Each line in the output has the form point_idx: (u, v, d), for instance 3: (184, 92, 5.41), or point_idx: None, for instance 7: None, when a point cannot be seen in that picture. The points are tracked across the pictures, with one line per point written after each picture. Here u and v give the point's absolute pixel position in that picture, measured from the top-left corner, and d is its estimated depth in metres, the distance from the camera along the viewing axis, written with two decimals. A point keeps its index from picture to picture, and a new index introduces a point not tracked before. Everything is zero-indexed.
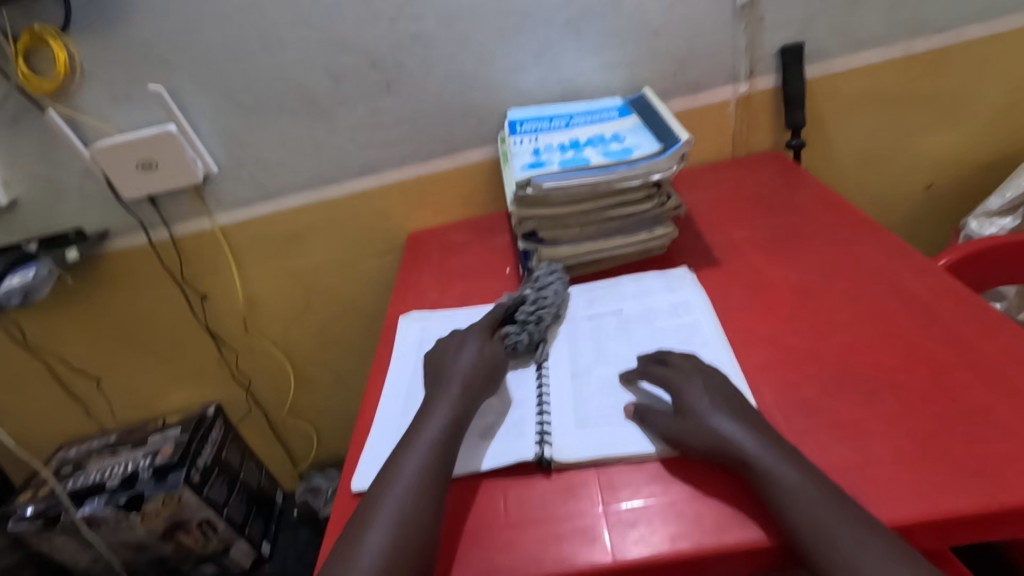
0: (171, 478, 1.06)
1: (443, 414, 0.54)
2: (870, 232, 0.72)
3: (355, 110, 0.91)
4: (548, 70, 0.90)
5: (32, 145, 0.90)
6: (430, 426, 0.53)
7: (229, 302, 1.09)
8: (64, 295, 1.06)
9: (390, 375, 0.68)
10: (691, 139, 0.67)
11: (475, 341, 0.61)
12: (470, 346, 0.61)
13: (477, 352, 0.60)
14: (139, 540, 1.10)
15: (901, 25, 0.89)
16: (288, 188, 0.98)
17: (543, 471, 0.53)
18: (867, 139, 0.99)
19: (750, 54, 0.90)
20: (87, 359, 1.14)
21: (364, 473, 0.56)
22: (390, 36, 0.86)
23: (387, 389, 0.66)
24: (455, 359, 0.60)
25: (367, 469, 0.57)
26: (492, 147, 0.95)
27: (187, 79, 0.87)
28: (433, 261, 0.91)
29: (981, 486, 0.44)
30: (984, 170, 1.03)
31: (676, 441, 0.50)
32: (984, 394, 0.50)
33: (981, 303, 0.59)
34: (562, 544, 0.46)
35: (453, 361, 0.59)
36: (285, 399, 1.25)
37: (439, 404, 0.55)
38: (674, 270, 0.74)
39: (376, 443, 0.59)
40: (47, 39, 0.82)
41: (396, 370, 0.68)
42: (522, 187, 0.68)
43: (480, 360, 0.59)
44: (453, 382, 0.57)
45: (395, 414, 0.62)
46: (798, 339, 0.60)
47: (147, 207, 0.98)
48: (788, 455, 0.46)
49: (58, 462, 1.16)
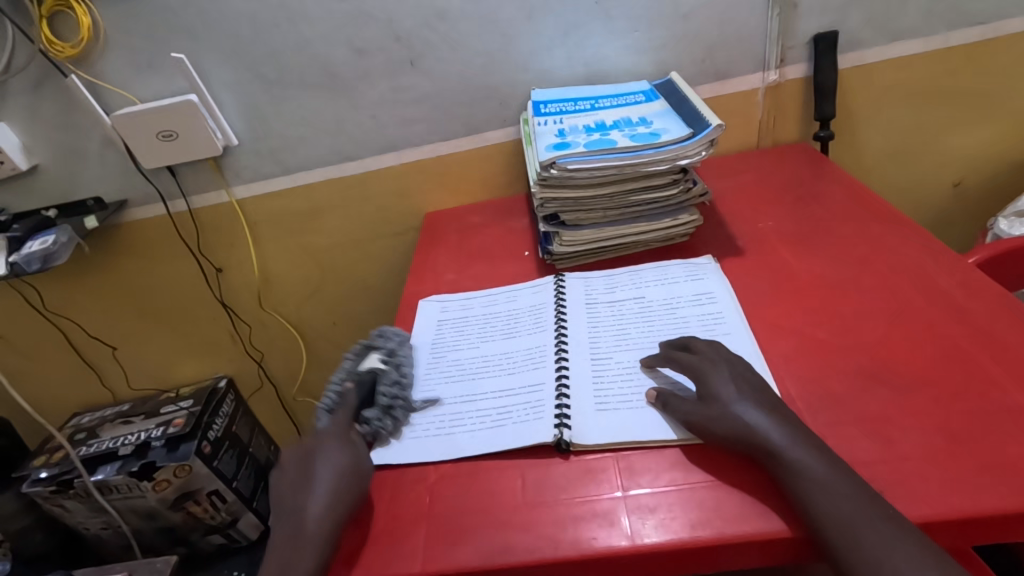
0: (183, 449, 1.08)
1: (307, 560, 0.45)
2: (901, 226, 0.70)
3: (377, 85, 0.90)
4: (574, 51, 0.88)
5: (52, 110, 0.90)
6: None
7: (243, 276, 1.09)
8: (81, 264, 1.06)
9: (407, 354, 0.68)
10: (721, 125, 0.66)
11: (334, 448, 0.52)
12: (322, 462, 0.51)
13: (338, 464, 0.51)
14: (149, 507, 1.11)
15: (939, 16, 0.86)
16: (307, 163, 0.97)
17: (561, 454, 0.52)
18: (897, 133, 0.97)
19: (781, 41, 0.88)
20: (102, 327, 1.15)
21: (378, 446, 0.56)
22: (416, 11, 0.84)
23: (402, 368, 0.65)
24: (314, 484, 0.49)
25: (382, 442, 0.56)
26: (514, 128, 0.94)
27: (209, 49, 0.87)
28: (450, 242, 0.90)
29: (1012, 486, 0.43)
30: (1014, 168, 1.00)
31: (699, 430, 0.49)
32: (1018, 394, 0.49)
33: (1016, 302, 0.57)
34: (579, 526, 0.46)
35: (313, 484, 0.49)
36: (297, 376, 1.25)
37: (306, 543, 0.46)
38: (698, 258, 0.73)
39: None
40: (71, 4, 0.82)
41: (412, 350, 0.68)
42: (545, 167, 0.67)
43: (340, 472, 0.50)
44: (316, 504, 0.48)
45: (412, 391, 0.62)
46: (822, 331, 0.59)
47: (165, 177, 0.97)
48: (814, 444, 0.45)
49: (71, 428, 1.18)
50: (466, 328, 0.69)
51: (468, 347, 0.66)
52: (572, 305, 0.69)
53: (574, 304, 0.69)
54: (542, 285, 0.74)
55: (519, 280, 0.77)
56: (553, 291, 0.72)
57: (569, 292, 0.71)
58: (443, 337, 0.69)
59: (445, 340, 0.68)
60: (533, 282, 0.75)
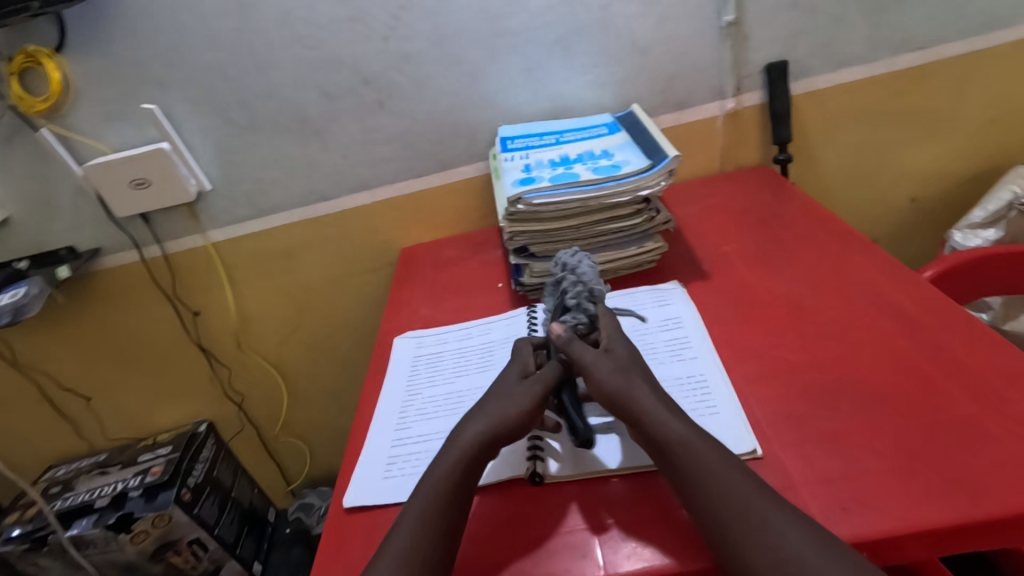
0: (161, 497, 1.05)
1: (450, 463, 0.50)
2: (857, 246, 0.73)
3: (347, 126, 0.92)
4: (538, 87, 0.91)
5: (24, 162, 0.91)
6: (433, 481, 0.49)
7: (221, 318, 1.09)
8: (56, 314, 1.05)
9: (383, 392, 0.68)
10: (678, 156, 0.69)
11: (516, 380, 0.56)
12: (509, 391, 0.55)
13: (512, 395, 0.55)
14: (128, 561, 1.08)
15: (882, 42, 0.91)
16: (281, 205, 0.98)
17: (535, 486, 0.53)
18: (852, 153, 1.01)
19: (735, 71, 0.92)
20: (78, 377, 1.13)
21: (357, 491, 0.56)
22: (382, 55, 0.87)
23: (379, 408, 0.66)
24: (485, 407, 0.54)
25: (361, 487, 0.56)
26: (483, 163, 0.96)
27: (181, 98, 0.88)
28: (425, 277, 0.91)
29: (967, 496, 0.44)
30: (965, 183, 1.05)
31: (603, 379, 0.53)
32: (969, 404, 0.50)
33: (967, 315, 0.59)
34: (553, 559, 0.46)
35: (484, 406, 0.54)
36: (278, 417, 1.24)
37: (460, 444, 0.51)
38: (664, 284, 0.75)
39: (370, 455, 0.60)
40: (41, 59, 0.83)
41: (388, 388, 0.68)
42: (512, 203, 0.69)
43: (524, 399, 0.54)
44: (483, 419, 0.53)
45: (389, 430, 0.62)
46: (785, 352, 0.61)
47: (139, 224, 0.98)
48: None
49: (46, 482, 1.15)
50: (440, 364, 0.70)
51: (442, 384, 0.67)
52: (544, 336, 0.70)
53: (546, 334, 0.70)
54: (515, 315, 0.75)
55: (492, 313, 0.78)
56: (526, 320, 0.73)
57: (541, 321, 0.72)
58: (418, 374, 0.70)
59: (420, 377, 0.69)
60: (507, 313, 0.76)
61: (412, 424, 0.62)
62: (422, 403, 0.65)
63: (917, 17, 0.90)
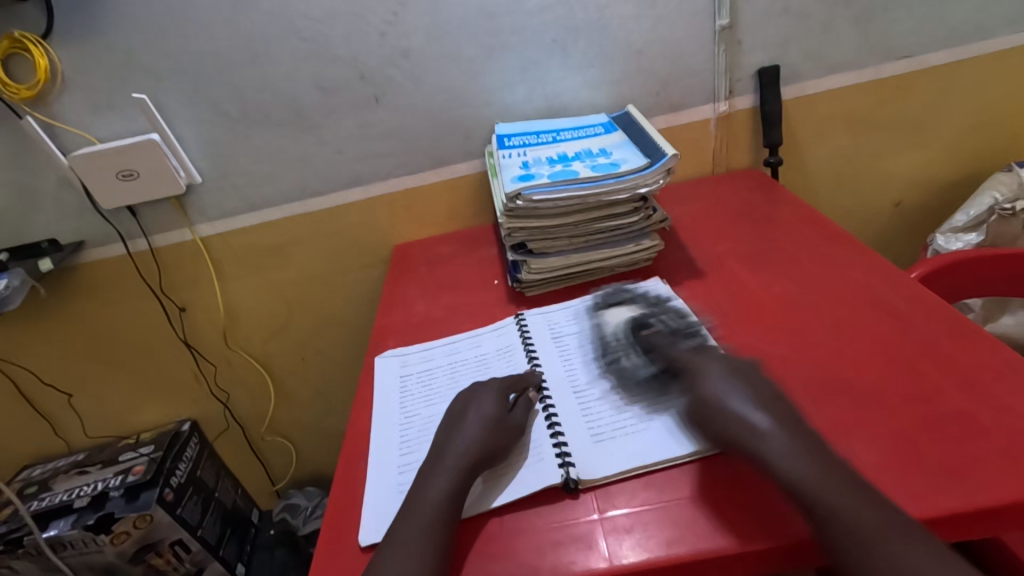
0: (143, 497, 1.02)
1: (443, 479, 0.50)
2: (849, 246, 0.74)
3: (342, 121, 0.91)
4: (535, 86, 0.92)
5: (5, 151, 0.88)
6: (429, 494, 0.49)
7: (208, 314, 1.07)
8: (36, 308, 1.03)
9: (376, 417, 0.64)
10: (676, 154, 0.69)
11: (490, 398, 0.58)
12: (478, 410, 0.56)
13: (489, 411, 0.56)
14: (106, 563, 1.05)
15: (870, 50, 0.93)
16: (272, 200, 0.97)
17: (570, 494, 0.51)
18: (841, 158, 1.03)
19: (729, 75, 0.93)
20: (58, 373, 1.10)
21: (371, 526, 0.52)
22: (380, 49, 0.87)
23: (375, 432, 0.62)
24: (465, 422, 0.55)
25: (375, 520, 0.52)
26: (479, 161, 0.97)
27: (172, 89, 0.87)
28: (420, 273, 0.91)
29: (964, 486, 0.45)
30: (946, 189, 1.08)
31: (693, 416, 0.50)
32: (963, 398, 0.51)
33: (954, 311, 0.61)
34: (557, 551, 0.47)
35: (465, 421, 0.56)
36: (264, 415, 1.22)
37: (447, 465, 0.52)
38: (648, 281, 0.76)
39: (376, 486, 0.56)
40: (27, 45, 0.81)
41: (379, 413, 0.65)
42: (511, 199, 0.69)
43: (492, 418, 0.55)
44: (465, 437, 0.54)
45: (391, 458, 0.59)
46: (781, 348, 0.62)
47: (126, 216, 0.96)
48: (793, 443, 0.46)
49: (21, 482, 1.12)
50: (433, 381, 0.67)
51: (441, 402, 0.64)
52: (539, 342, 0.69)
53: (541, 340, 0.69)
54: (505, 327, 0.73)
55: (489, 310, 0.78)
56: (517, 331, 0.72)
57: (533, 328, 0.72)
58: (411, 394, 0.66)
59: (414, 397, 0.66)
60: (495, 325, 0.74)
61: (416, 448, 0.59)
62: (422, 423, 0.62)
63: (904, 26, 0.92)
